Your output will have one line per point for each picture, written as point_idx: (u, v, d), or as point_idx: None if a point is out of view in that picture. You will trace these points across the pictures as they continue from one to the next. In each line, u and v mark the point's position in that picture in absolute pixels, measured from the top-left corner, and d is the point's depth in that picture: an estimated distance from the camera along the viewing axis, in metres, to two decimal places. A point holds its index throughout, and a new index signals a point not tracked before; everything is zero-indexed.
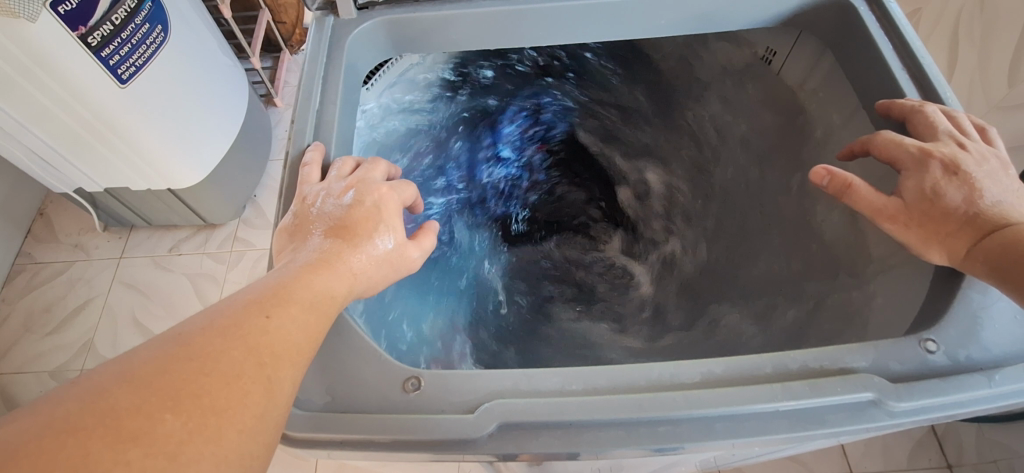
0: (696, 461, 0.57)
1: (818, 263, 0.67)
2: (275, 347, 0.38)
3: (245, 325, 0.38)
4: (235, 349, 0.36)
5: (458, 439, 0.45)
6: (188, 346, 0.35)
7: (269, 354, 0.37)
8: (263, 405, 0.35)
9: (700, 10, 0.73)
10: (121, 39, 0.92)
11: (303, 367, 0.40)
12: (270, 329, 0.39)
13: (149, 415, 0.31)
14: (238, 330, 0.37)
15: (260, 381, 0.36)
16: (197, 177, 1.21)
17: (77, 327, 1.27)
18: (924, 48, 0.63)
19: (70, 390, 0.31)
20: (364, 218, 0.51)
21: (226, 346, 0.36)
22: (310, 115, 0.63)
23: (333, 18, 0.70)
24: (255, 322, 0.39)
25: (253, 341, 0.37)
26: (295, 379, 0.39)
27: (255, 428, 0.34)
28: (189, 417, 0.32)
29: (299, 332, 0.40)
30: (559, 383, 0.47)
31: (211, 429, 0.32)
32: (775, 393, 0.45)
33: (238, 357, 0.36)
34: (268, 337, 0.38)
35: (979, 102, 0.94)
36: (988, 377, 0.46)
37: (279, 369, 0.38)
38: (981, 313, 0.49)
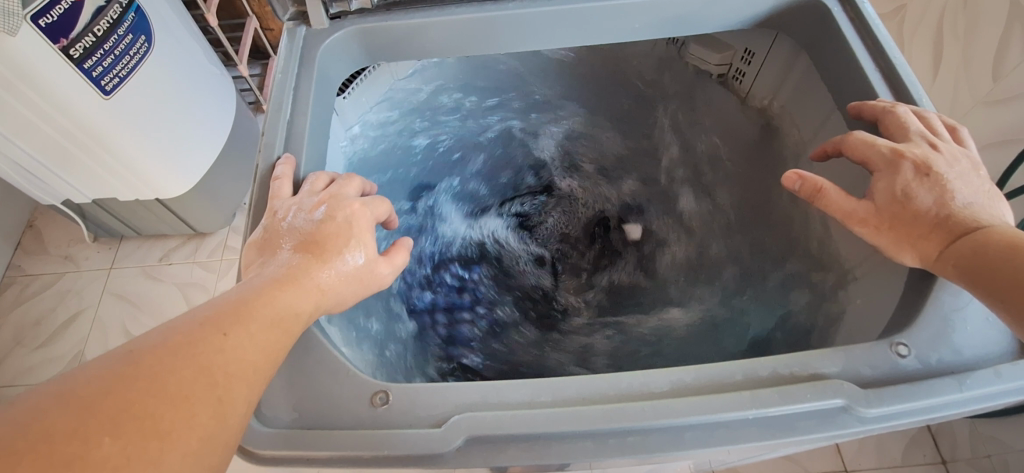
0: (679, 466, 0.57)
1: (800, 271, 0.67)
2: (229, 367, 0.38)
3: (201, 342, 0.38)
4: (186, 368, 0.36)
5: (425, 453, 0.44)
6: (138, 364, 0.35)
7: (222, 373, 0.37)
8: (211, 427, 0.35)
9: (676, 12, 0.72)
10: (104, 50, 0.92)
11: (258, 386, 0.40)
12: (226, 347, 0.39)
13: (87, 437, 0.31)
14: (192, 348, 0.37)
15: (211, 403, 0.36)
16: (184, 187, 1.21)
17: (67, 339, 1.27)
18: (897, 49, 0.63)
19: (12, 408, 0.31)
20: (336, 233, 0.50)
21: (177, 365, 0.36)
22: (281, 126, 0.62)
23: (305, 28, 0.70)
24: (212, 340, 0.38)
25: (207, 360, 0.37)
26: (249, 400, 0.38)
27: (200, 451, 0.34)
28: (129, 440, 0.31)
29: (256, 351, 0.40)
30: (528, 394, 0.47)
31: (155, 452, 0.32)
32: (745, 402, 0.45)
33: (189, 376, 0.36)
34: (223, 356, 0.38)
35: (965, 97, 0.94)
36: (958, 380, 0.45)
37: (231, 389, 0.37)
38: (953, 316, 0.49)
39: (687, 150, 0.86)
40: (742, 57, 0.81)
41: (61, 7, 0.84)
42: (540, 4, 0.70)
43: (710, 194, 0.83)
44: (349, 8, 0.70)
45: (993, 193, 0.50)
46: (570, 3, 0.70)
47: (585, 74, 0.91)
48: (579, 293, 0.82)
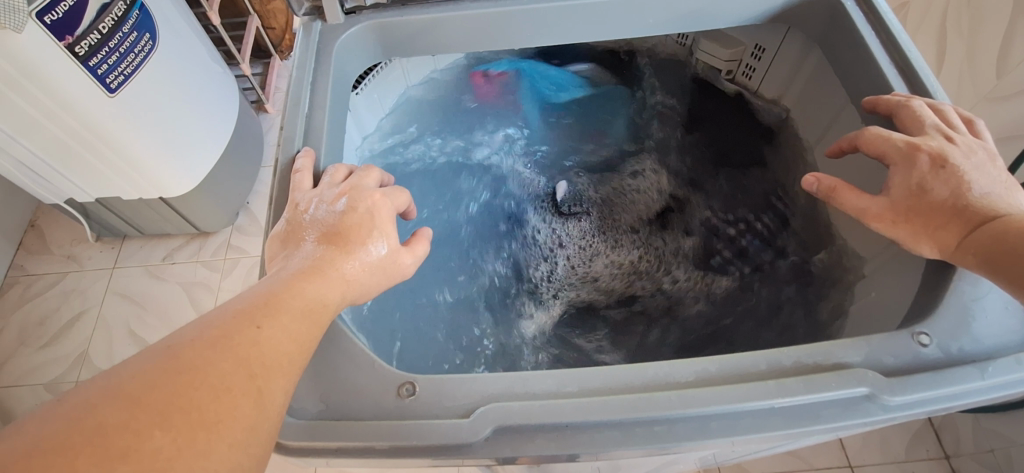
0: (694, 459, 0.58)
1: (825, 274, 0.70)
2: (265, 359, 0.38)
3: (236, 335, 0.38)
4: (225, 361, 0.36)
5: (453, 444, 0.44)
6: (179, 357, 0.35)
7: (260, 365, 0.38)
8: (254, 417, 0.36)
9: (688, 7, 0.73)
10: (109, 47, 0.92)
11: (294, 377, 0.40)
12: (261, 339, 0.39)
13: (138, 430, 0.31)
14: (229, 341, 0.38)
15: (251, 393, 0.36)
16: (189, 185, 1.21)
17: (72, 338, 1.26)
18: (911, 42, 0.64)
19: (61, 405, 0.32)
20: (358, 224, 0.50)
21: (215, 358, 0.36)
22: (299, 120, 0.62)
23: (321, 23, 0.70)
24: (246, 333, 0.39)
25: (244, 353, 0.38)
26: (285, 390, 0.39)
27: (244, 440, 0.35)
28: (179, 432, 0.32)
29: (290, 342, 0.41)
30: (554, 384, 0.47)
31: (202, 443, 0.33)
32: (770, 390, 0.45)
33: (228, 369, 0.36)
34: (258, 349, 0.38)
35: (969, 94, 0.94)
36: (981, 368, 0.46)
37: (270, 381, 0.38)
38: (972, 305, 0.49)
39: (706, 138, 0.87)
40: (754, 53, 0.84)
41: (67, 4, 0.84)
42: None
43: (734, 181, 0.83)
44: (364, 3, 0.70)
45: (1011, 183, 0.51)
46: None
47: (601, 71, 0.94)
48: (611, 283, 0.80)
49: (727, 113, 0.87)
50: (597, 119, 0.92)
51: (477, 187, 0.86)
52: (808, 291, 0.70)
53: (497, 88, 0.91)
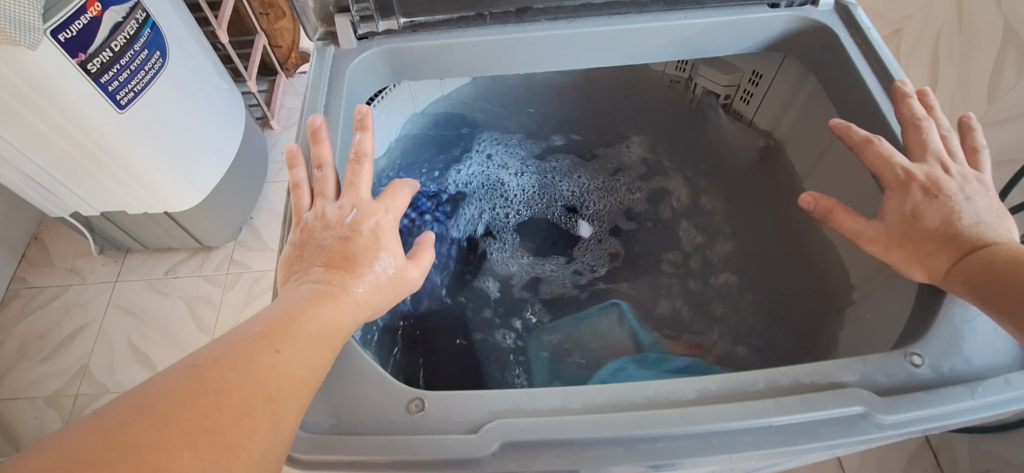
0: None
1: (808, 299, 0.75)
2: (282, 383, 0.40)
3: (256, 358, 0.40)
4: (246, 384, 0.38)
5: (461, 458, 0.46)
6: (204, 378, 0.37)
7: (278, 389, 0.39)
8: (270, 441, 0.37)
9: (686, 35, 0.75)
10: (120, 65, 0.94)
11: (307, 401, 0.42)
12: (279, 363, 0.41)
13: (168, 451, 0.33)
14: (249, 364, 0.39)
15: (269, 416, 0.38)
16: (193, 201, 1.22)
17: (73, 352, 1.27)
18: (902, 72, 0.66)
19: (92, 422, 0.33)
20: (363, 246, 0.52)
21: (237, 380, 0.38)
22: (312, 141, 0.65)
23: (333, 47, 0.73)
24: (265, 357, 0.40)
25: (263, 376, 0.39)
26: (300, 412, 0.41)
27: (259, 463, 0.36)
28: (204, 453, 0.34)
29: (305, 367, 0.42)
30: (559, 401, 0.48)
31: (223, 465, 0.34)
32: (768, 408, 0.46)
33: (249, 392, 0.38)
34: (276, 373, 0.40)
35: (962, 119, 0.97)
36: (971, 388, 0.47)
37: (285, 405, 0.39)
38: (963, 327, 0.51)
39: (695, 157, 0.93)
40: (750, 79, 0.87)
41: (80, 23, 0.87)
42: (554, 27, 0.73)
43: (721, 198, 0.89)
44: (376, 29, 0.72)
45: (1001, 211, 0.53)
46: (583, 26, 0.73)
47: (599, 84, 0.97)
48: (605, 286, 0.83)
49: (717, 134, 0.93)
50: (593, 133, 0.97)
51: (477, 194, 0.89)
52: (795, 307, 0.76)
53: (500, 107, 0.96)
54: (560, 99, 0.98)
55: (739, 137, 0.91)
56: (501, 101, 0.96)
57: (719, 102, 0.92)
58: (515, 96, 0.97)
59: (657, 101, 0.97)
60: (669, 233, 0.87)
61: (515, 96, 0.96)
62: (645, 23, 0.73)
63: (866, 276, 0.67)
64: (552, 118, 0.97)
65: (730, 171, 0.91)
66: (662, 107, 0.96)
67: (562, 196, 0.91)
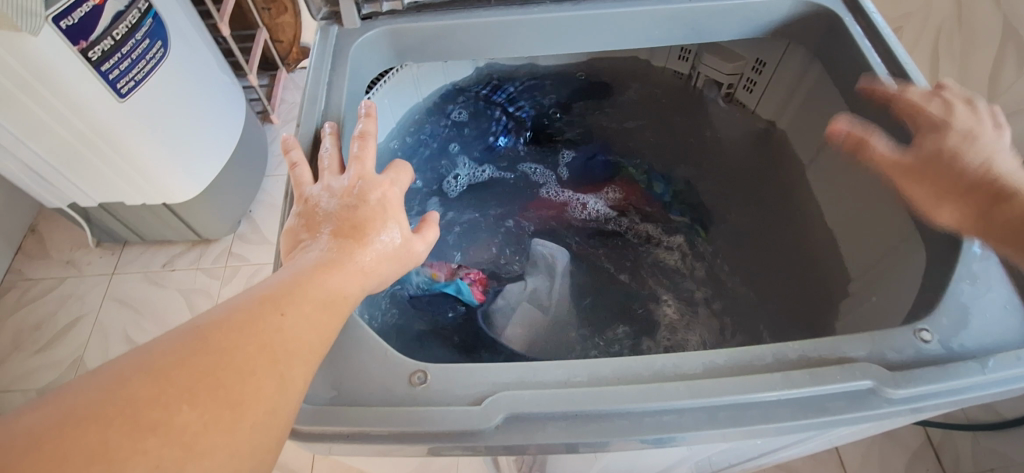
0: (700, 459, 0.58)
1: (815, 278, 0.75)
2: (287, 346, 0.39)
3: (260, 321, 0.39)
4: (248, 345, 0.37)
5: (464, 430, 0.45)
6: (208, 338, 0.36)
7: (282, 351, 0.39)
8: (277, 401, 0.37)
9: (691, 19, 0.75)
10: (121, 53, 0.94)
11: (313, 366, 0.41)
12: (283, 327, 0.40)
13: (168, 405, 0.32)
14: (254, 325, 0.38)
15: (274, 376, 0.37)
16: (193, 191, 1.22)
17: (68, 343, 1.25)
18: (907, 55, 0.66)
19: (93, 378, 0.33)
20: (370, 215, 0.51)
21: (241, 341, 0.37)
22: (314, 117, 0.64)
23: (337, 27, 0.72)
24: (270, 318, 0.40)
25: (267, 338, 0.38)
26: (306, 376, 0.40)
27: (264, 423, 0.36)
28: (205, 409, 0.33)
29: (311, 332, 0.41)
30: (563, 375, 0.47)
31: (226, 422, 0.34)
32: (776, 383, 0.46)
33: (252, 353, 0.37)
34: (281, 336, 0.39)
35: None
36: (982, 363, 0.47)
37: (291, 367, 0.39)
38: (971, 303, 0.50)
39: (697, 137, 0.94)
40: (754, 66, 0.87)
41: (82, 10, 0.86)
42: (557, 10, 0.73)
43: (724, 176, 0.90)
44: (380, 9, 0.72)
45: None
46: (587, 8, 0.73)
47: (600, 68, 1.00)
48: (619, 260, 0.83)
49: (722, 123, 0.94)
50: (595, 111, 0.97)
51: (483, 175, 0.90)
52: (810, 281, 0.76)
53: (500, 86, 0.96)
54: (560, 89, 0.99)
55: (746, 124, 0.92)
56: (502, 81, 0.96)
57: (722, 90, 0.93)
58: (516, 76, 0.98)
59: (661, 90, 0.98)
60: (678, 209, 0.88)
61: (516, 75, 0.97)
62: (651, 7, 0.73)
63: (872, 260, 0.66)
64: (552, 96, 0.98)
65: (732, 149, 0.92)
66: (663, 94, 0.98)
67: (567, 171, 0.92)
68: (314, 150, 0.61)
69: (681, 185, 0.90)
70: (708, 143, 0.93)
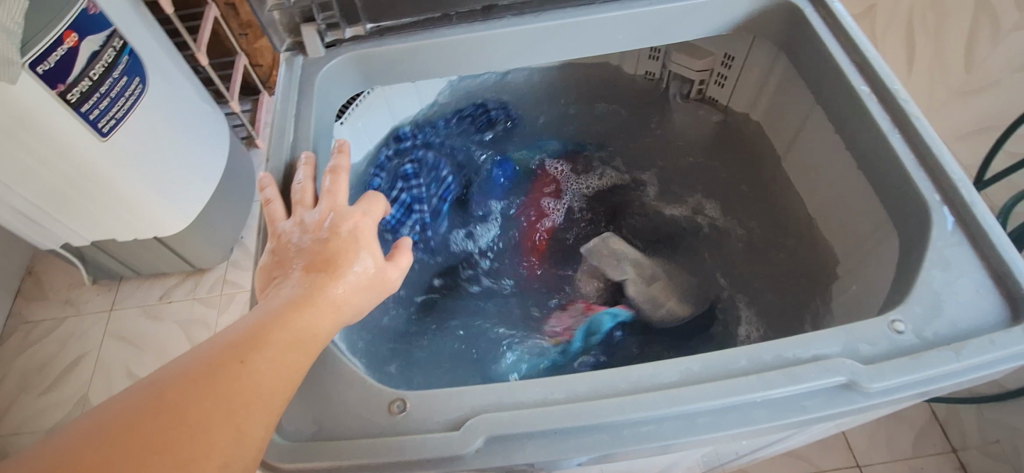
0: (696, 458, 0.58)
1: (804, 273, 0.75)
2: (247, 395, 0.40)
3: (221, 371, 0.40)
4: (205, 399, 0.38)
5: (445, 456, 0.45)
6: (164, 395, 0.37)
7: (241, 401, 0.39)
8: (232, 453, 0.38)
9: (654, 22, 0.75)
10: (99, 93, 0.94)
11: (277, 411, 0.41)
12: (244, 375, 0.40)
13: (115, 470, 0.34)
14: (213, 377, 0.39)
15: (230, 429, 0.38)
16: (182, 223, 1.22)
17: (71, 383, 1.26)
18: (869, 42, 0.66)
19: (52, 442, 0.34)
20: (341, 248, 0.51)
21: (198, 396, 0.38)
22: (284, 150, 0.65)
23: (302, 57, 0.73)
24: (229, 368, 0.40)
25: (226, 389, 0.39)
26: (267, 423, 0.40)
27: None
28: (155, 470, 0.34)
29: (275, 376, 0.42)
30: (542, 392, 0.48)
31: None
32: (751, 385, 0.46)
33: (208, 407, 0.38)
34: (241, 385, 0.40)
35: (942, 88, 0.97)
36: (955, 351, 0.47)
37: (249, 417, 0.39)
38: (943, 289, 0.51)
39: (669, 143, 0.95)
40: (723, 62, 0.88)
41: (58, 54, 0.86)
42: (523, 22, 0.74)
43: (699, 179, 0.91)
44: (343, 36, 0.73)
45: None
46: (551, 19, 0.73)
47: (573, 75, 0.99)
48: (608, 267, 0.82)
49: (694, 131, 0.95)
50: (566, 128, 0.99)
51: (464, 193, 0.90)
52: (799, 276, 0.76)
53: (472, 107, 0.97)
54: (532, 105, 1.00)
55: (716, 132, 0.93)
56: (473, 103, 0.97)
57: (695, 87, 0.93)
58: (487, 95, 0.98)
59: (633, 97, 0.99)
60: (660, 216, 0.88)
61: (487, 94, 0.98)
62: (613, 13, 0.74)
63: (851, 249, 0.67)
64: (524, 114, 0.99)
65: (706, 153, 0.93)
66: (639, 97, 0.98)
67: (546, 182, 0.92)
68: (289, 184, 0.62)
69: (661, 192, 0.91)
70: (681, 148, 0.94)
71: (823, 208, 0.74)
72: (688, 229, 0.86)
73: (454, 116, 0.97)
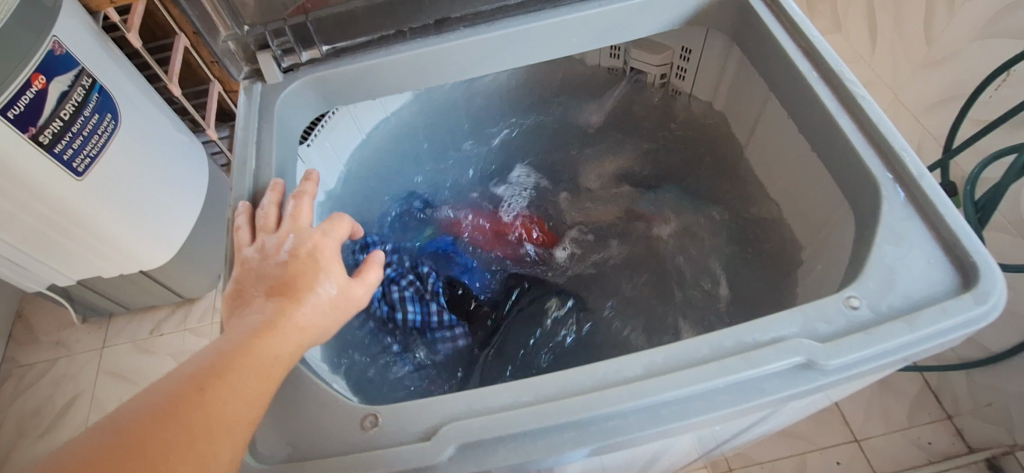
0: (680, 445, 0.60)
1: (780, 254, 0.76)
2: (210, 423, 0.40)
3: (183, 401, 0.40)
4: (167, 430, 0.39)
5: (418, 467, 0.46)
6: (127, 431, 0.38)
7: (204, 429, 0.40)
8: None
9: (605, 23, 0.77)
10: (72, 132, 0.94)
11: (244, 436, 0.42)
12: (208, 403, 0.41)
13: None
14: (175, 408, 0.40)
15: (194, 457, 0.39)
16: (168, 254, 1.23)
17: (68, 424, 1.25)
18: (813, 27, 0.68)
19: None
20: (303, 270, 0.52)
21: (160, 428, 0.39)
22: (247, 178, 0.66)
23: (261, 84, 0.73)
24: (191, 398, 0.41)
25: (189, 420, 0.40)
26: (233, 449, 0.41)
27: None
28: None
29: (240, 403, 0.43)
30: (510, 396, 0.48)
31: None
32: (713, 373, 0.47)
33: (170, 438, 0.39)
34: (204, 414, 0.41)
35: (906, 63, 1.08)
36: (908, 322, 0.48)
37: (213, 444, 0.40)
38: (895, 262, 0.52)
39: (637, 136, 0.96)
40: (681, 55, 0.90)
41: (29, 95, 0.87)
42: (478, 33, 0.75)
43: (669, 170, 0.91)
44: (300, 60, 0.74)
45: None
46: (504, 28, 0.75)
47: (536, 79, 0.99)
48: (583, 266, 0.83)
49: (661, 125, 0.95)
50: (535, 128, 0.99)
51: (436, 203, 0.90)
52: (770, 265, 0.76)
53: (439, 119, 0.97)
54: (501, 108, 0.99)
55: (680, 123, 0.94)
56: (441, 112, 0.97)
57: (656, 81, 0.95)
58: (454, 103, 0.98)
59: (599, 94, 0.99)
60: (634, 208, 0.88)
61: (454, 102, 0.98)
62: (565, 16, 0.75)
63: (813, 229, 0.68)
64: (493, 118, 0.99)
65: (674, 142, 0.93)
66: (602, 93, 0.99)
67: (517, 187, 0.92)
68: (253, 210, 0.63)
69: (631, 185, 0.91)
70: (649, 141, 0.95)
71: (786, 191, 0.75)
72: (663, 219, 0.86)
73: (422, 127, 0.96)
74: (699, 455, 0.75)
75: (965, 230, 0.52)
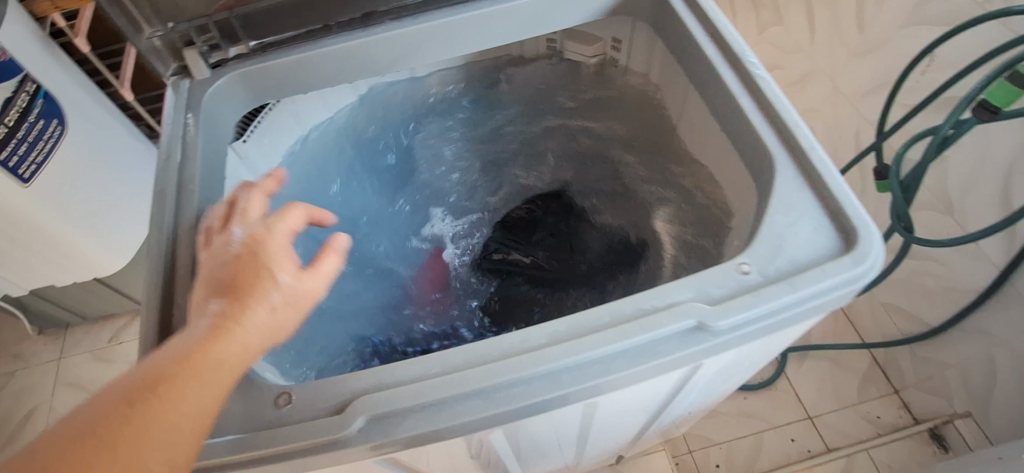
0: (602, 412, 0.63)
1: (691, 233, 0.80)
2: (139, 440, 0.38)
3: (110, 419, 0.38)
4: (91, 450, 0.36)
5: (328, 440, 0.48)
6: (48, 452, 0.36)
7: (130, 447, 0.37)
8: None
9: (528, 15, 0.79)
10: (17, 139, 0.92)
11: (181, 448, 0.40)
12: (136, 419, 0.38)
13: None
14: (100, 426, 0.37)
15: None
16: (126, 259, 1.21)
17: (25, 437, 1.24)
18: (720, 13, 0.71)
19: None
20: (252, 265, 0.48)
21: (82, 448, 0.36)
22: (172, 172, 0.67)
23: (188, 80, 0.75)
24: (117, 415, 0.38)
25: (115, 438, 0.37)
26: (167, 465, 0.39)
27: None
28: None
29: (174, 416, 0.40)
30: (419, 370, 0.50)
31: None
32: (609, 338, 0.50)
33: (93, 459, 0.36)
34: (131, 431, 0.38)
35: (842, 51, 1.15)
36: (791, 284, 0.51)
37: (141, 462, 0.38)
38: (784, 230, 0.55)
39: (570, 128, 1.01)
40: (612, 45, 0.93)
41: None
42: (404, 25, 0.76)
43: (599, 158, 0.98)
44: (226, 56, 0.76)
45: None
46: (429, 20, 0.77)
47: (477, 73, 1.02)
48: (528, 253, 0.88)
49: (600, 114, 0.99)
50: (471, 125, 1.04)
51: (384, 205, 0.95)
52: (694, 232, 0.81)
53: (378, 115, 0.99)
54: (436, 104, 1.03)
55: (615, 109, 0.97)
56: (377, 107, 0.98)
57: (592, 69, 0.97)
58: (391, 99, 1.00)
59: (541, 84, 1.02)
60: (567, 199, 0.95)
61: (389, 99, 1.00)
62: (489, 8, 0.77)
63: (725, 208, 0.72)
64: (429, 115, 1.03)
65: (602, 132, 0.99)
66: (543, 84, 1.02)
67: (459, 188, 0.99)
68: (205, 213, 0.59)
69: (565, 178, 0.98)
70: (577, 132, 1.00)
71: (700, 173, 0.79)
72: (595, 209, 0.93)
73: (361, 123, 0.97)
74: (636, 423, 0.79)
75: (846, 196, 0.55)
